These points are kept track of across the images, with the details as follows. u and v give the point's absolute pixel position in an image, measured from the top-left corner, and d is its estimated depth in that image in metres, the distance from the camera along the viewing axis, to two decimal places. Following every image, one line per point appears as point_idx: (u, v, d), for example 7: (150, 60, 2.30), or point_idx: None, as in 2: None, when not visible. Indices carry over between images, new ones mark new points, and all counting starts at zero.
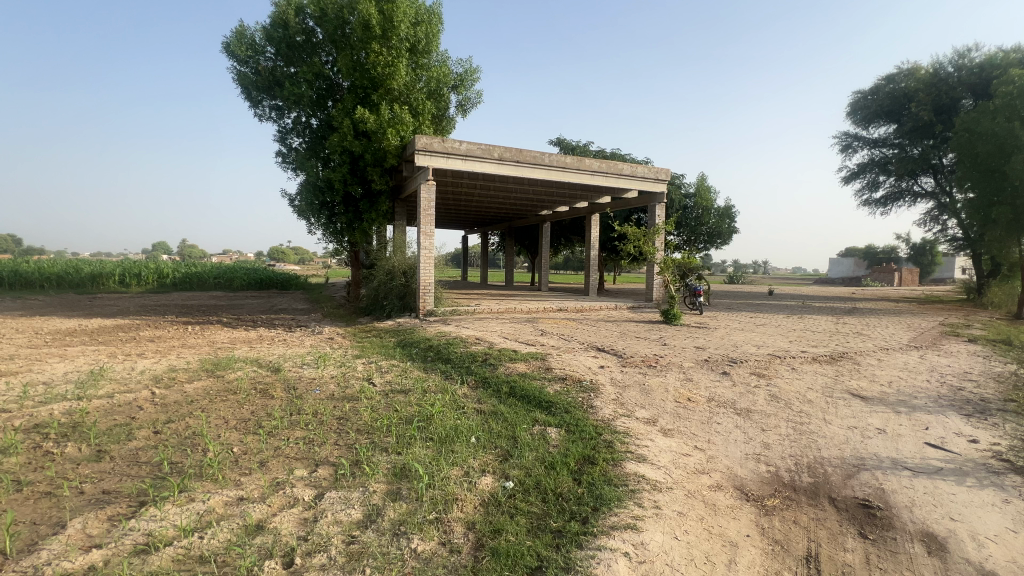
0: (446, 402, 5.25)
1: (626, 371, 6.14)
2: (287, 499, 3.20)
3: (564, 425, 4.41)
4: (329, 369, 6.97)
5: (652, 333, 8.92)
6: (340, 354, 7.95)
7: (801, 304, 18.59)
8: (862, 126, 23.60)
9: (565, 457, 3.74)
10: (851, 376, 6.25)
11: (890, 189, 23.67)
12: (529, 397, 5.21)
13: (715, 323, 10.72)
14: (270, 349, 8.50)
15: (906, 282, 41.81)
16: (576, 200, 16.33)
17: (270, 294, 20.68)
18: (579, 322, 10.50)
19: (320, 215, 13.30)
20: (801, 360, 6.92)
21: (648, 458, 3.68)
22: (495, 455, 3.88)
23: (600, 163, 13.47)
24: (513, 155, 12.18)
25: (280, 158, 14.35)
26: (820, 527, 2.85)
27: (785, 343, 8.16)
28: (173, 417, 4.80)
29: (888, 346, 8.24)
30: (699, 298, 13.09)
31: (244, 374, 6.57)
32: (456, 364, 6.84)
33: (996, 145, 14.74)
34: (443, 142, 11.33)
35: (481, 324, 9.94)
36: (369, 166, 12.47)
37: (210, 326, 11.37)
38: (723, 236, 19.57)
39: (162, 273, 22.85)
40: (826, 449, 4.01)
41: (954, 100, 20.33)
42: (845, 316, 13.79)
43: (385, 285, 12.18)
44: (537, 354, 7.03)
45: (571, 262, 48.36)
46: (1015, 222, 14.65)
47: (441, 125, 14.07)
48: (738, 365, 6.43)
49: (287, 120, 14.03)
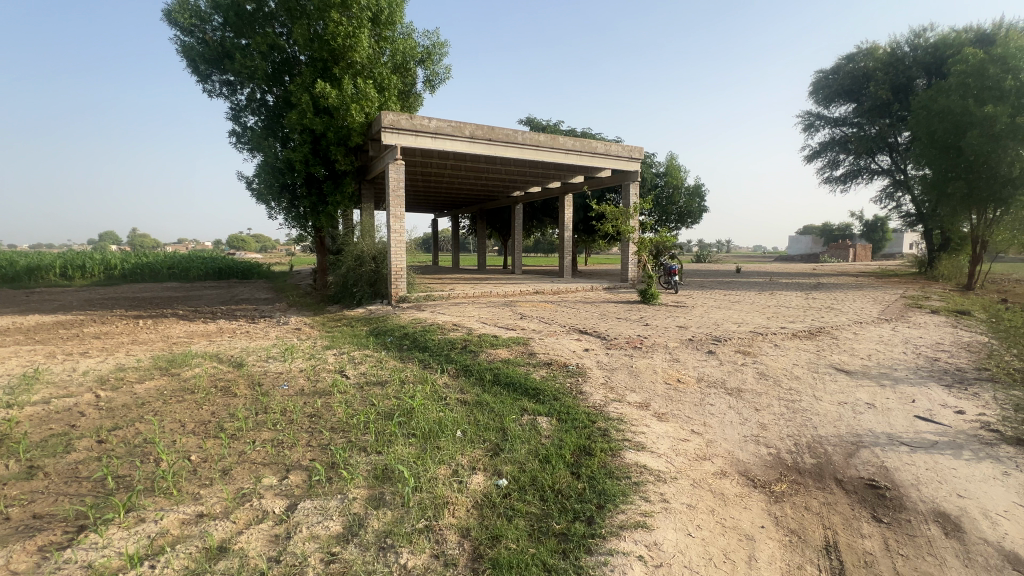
0: (427, 394, 4.94)
1: (612, 353, 5.96)
2: (254, 513, 2.85)
3: (553, 414, 4.18)
4: (296, 362, 6.51)
5: (633, 313, 8.81)
6: (309, 346, 7.48)
7: (768, 280, 19.02)
8: (824, 106, 24.11)
9: (560, 448, 3.52)
10: (832, 350, 6.28)
11: (850, 167, 24.37)
12: (515, 384, 4.96)
13: (692, 302, 10.72)
14: (231, 342, 7.91)
15: (860, 257, 43.70)
16: (549, 180, 16.02)
17: (230, 284, 19.67)
18: (557, 304, 10.29)
19: (281, 199, 12.55)
20: (783, 336, 6.91)
21: (647, 446, 3.48)
22: (484, 449, 3.62)
23: (574, 142, 13.18)
24: (485, 133, 11.73)
25: (235, 137, 13.41)
26: (833, 512, 2.72)
27: (764, 320, 8.17)
28: (120, 422, 4.30)
29: (860, 319, 8.40)
30: (674, 277, 13.13)
31: (202, 370, 6.04)
32: (435, 352, 6.50)
33: (952, 122, 15.23)
34: (411, 119, 10.76)
35: (457, 309, 9.60)
36: (332, 145, 11.75)
37: (164, 319, 10.57)
38: (694, 216, 19.74)
39: (109, 265, 21.32)
40: (822, 427, 3.93)
41: (909, 80, 20.96)
42: (812, 291, 14.15)
43: (354, 271, 11.62)
44: (519, 338, 6.77)
45: (542, 244, 48.14)
46: (968, 197, 15.29)
47: (408, 102, 13.41)
48: (722, 343, 6.35)
49: (240, 97, 13.08)
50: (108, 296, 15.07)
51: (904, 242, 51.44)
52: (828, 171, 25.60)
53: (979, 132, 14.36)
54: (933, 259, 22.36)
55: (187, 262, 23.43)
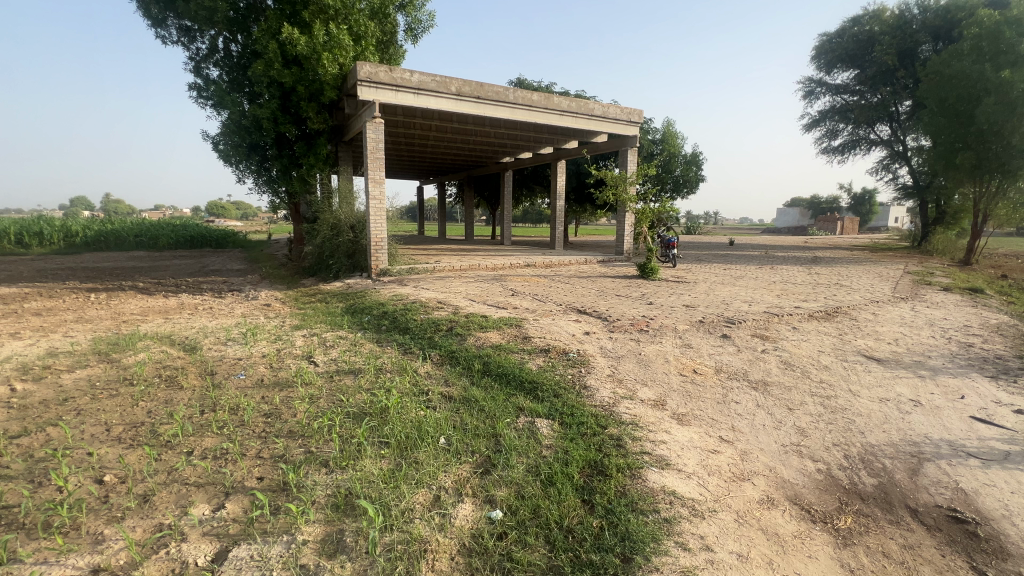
0: (406, 388, 4.23)
1: (616, 338, 5.29)
2: (170, 567, 2.17)
3: (555, 416, 3.53)
4: (259, 346, 5.73)
5: (633, 290, 8.13)
6: (275, 326, 6.68)
7: (764, 254, 18.46)
8: (826, 72, 23.11)
9: (566, 463, 2.89)
10: (855, 334, 5.70)
11: (848, 137, 23.58)
12: (508, 376, 4.28)
13: (693, 277, 10.07)
14: (191, 321, 7.09)
15: (847, 230, 43.61)
16: (541, 145, 15.03)
17: (201, 254, 18.54)
18: (551, 279, 9.58)
19: (250, 160, 11.57)
20: (800, 317, 6.31)
21: (671, 462, 2.86)
22: (474, 467, 2.96)
23: (569, 103, 12.21)
24: (473, 90, 10.69)
25: (196, 92, 12.13)
26: (921, 562, 2.15)
27: (774, 297, 7.56)
28: (28, 427, 3.53)
29: (874, 298, 7.84)
30: (672, 250, 12.49)
31: (147, 355, 5.24)
32: (416, 334, 5.77)
33: (965, 88, 14.51)
34: (390, 72, 9.69)
35: (443, 284, 8.82)
36: (303, 101, 10.62)
37: (119, 293, 9.63)
38: (690, 186, 18.97)
39: (69, 232, 19.91)
40: (871, 433, 3.34)
41: (915, 46, 20.01)
42: (812, 265, 13.67)
43: (330, 241, 10.72)
44: (511, 319, 6.06)
45: (530, 214, 47.19)
46: (976, 169, 14.71)
47: (388, 54, 12.20)
48: (737, 326, 5.73)
49: (201, 46, 11.75)
50: (65, 266, 13.95)
51: (890, 215, 51.53)
52: (826, 141, 24.78)
53: (994, 100, 13.68)
54: (926, 233, 21.97)
55: (157, 229, 22.08)
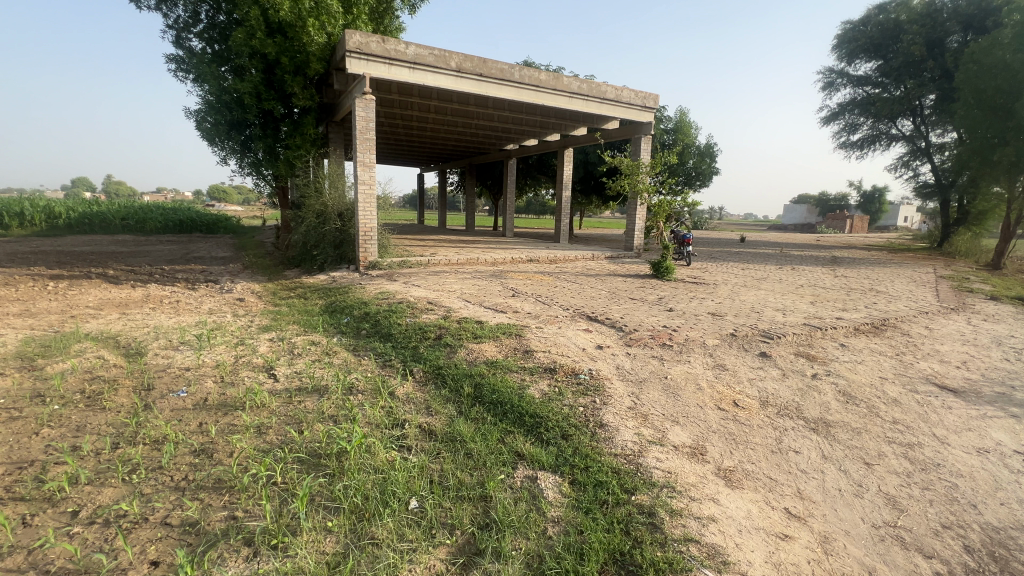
0: (376, 419, 3.37)
1: (635, 355, 4.43)
2: None
3: (564, 470, 2.69)
4: (213, 352, 4.87)
5: (649, 293, 7.24)
6: (241, 326, 5.85)
7: (779, 253, 17.53)
8: (847, 63, 21.93)
9: (581, 556, 2.08)
10: (915, 355, 4.83)
11: (868, 132, 22.45)
12: (504, 405, 3.43)
13: (712, 278, 9.21)
14: (148, 318, 6.23)
15: (857, 229, 42.53)
16: (547, 130, 14.05)
17: (189, 239, 17.69)
18: (555, 277, 8.74)
19: (232, 139, 10.67)
20: (845, 331, 5.44)
21: (729, 559, 2.04)
22: (453, 554, 2.16)
23: (580, 84, 11.24)
24: (475, 66, 9.74)
25: (176, 64, 11.15)
26: None
27: (809, 306, 6.68)
28: None
29: (920, 307, 6.96)
30: (687, 247, 11.71)
31: (74, 363, 4.38)
32: (398, 343, 4.93)
33: (1007, 79, 13.43)
34: (383, 43, 8.72)
35: (437, 281, 7.97)
36: (288, 75, 9.70)
37: (82, 281, 8.77)
38: (703, 179, 18.10)
39: (52, 214, 19.11)
40: (985, 508, 2.51)
41: (943, 36, 18.74)
42: (835, 267, 12.71)
43: (316, 230, 9.85)
44: (510, 327, 5.20)
45: (535, 204, 46.51)
46: (1015, 166, 13.61)
47: (383, 24, 11.27)
48: (775, 342, 4.88)
49: (181, 14, 10.75)
50: (39, 250, 13.12)
51: (900, 215, 50.31)
52: (844, 135, 23.63)
53: None
54: (947, 235, 20.95)
55: (145, 212, 21.18)
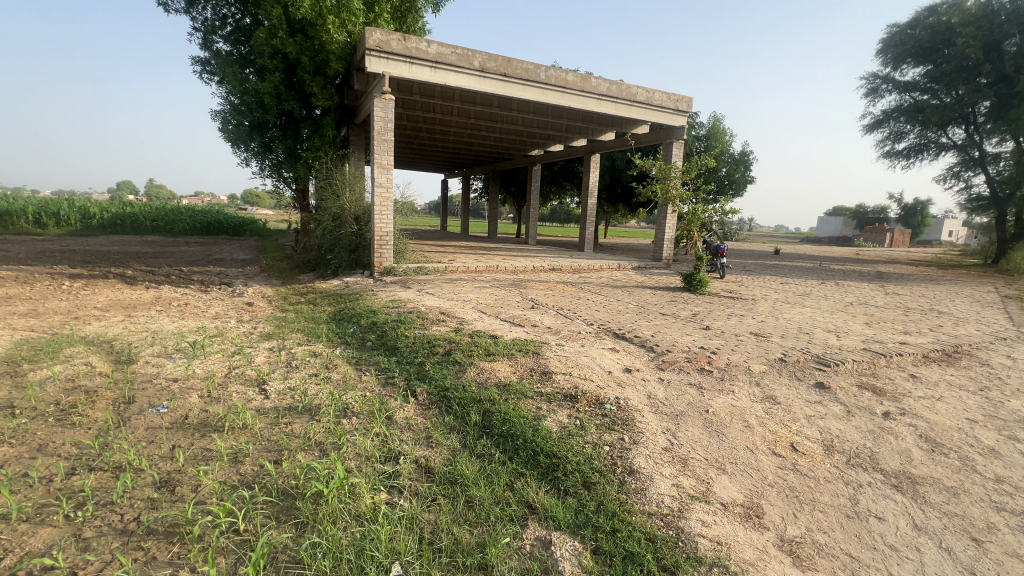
0: (366, 450, 2.88)
1: (668, 381, 3.86)
2: None
3: (586, 532, 2.16)
4: (206, 362, 4.51)
5: (681, 309, 6.63)
6: (243, 333, 5.52)
7: (818, 267, 16.49)
8: (893, 68, 20.70)
9: None
10: (1003, 391, 4.10)
11: (915, 140, 21.13)
12: (516, 441, 2.91)
13: (750, 293, 8.49)
14: (150, 321, 5.97)
15: (899, 243, 40.34)
16: (574, 134, 13.54)
17: (216, 242, 17.83)
18: (579, 288, 8.18)
19: (253, 140, 10.57)
20: (913, 359, 4.73)
21: None
22: None
23: (609, 86, 10.73)
24: (499, 66, 9.35)
25: (201, 65, 11.12)
26: None
27: (866, 327, 5.94)
28: None
29: (995, 333, 6.10)
30: (720, 258, 10.72)
31: (56, 370, 4.07)
32: (404, 358, 4.49)
33: None
34: (404, 41, 8.42)
35: (452, 289, 7.53)
36: (307, 75, 9.51)
37: (98, 281, 8.69)
38: (737, 188, 17.26)
39: (87, 214, 19.59)
40: None
41: (1001, 38, 17.33)
42: (883, 283, 11.72)
43: (331, 233, 9.56)
44: (526, 343, 4.70)
45: (559, 213, 45.98)
46: None
47: (406, 24, 11.05)
48: (832, 370, 4.23)
49: (206, 15, 10.71)
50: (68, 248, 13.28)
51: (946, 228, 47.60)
52: (889, 144, 22.30)
53: None
54: (1002, 250, 19.41)
55: (174, 214, 21.54)
